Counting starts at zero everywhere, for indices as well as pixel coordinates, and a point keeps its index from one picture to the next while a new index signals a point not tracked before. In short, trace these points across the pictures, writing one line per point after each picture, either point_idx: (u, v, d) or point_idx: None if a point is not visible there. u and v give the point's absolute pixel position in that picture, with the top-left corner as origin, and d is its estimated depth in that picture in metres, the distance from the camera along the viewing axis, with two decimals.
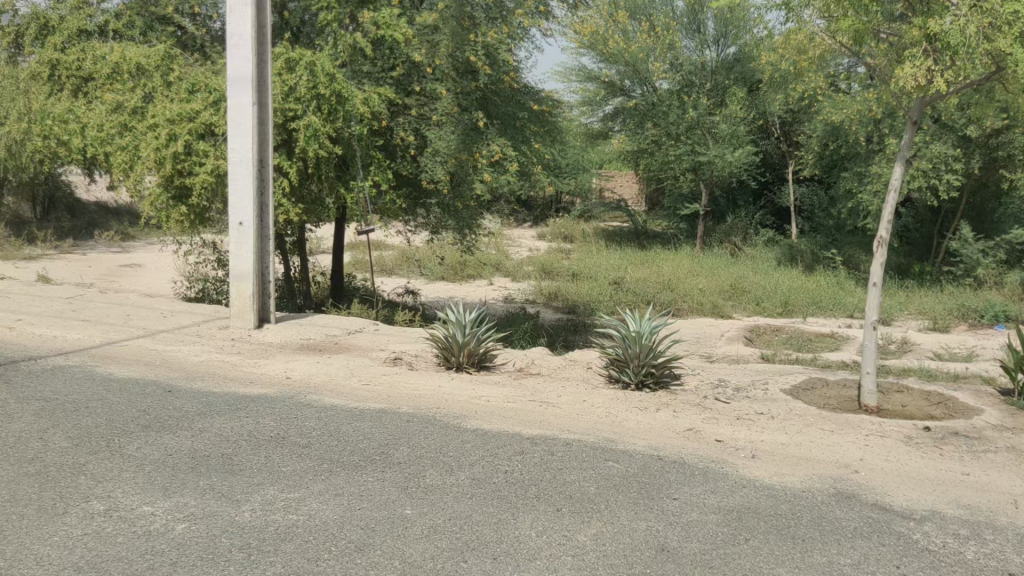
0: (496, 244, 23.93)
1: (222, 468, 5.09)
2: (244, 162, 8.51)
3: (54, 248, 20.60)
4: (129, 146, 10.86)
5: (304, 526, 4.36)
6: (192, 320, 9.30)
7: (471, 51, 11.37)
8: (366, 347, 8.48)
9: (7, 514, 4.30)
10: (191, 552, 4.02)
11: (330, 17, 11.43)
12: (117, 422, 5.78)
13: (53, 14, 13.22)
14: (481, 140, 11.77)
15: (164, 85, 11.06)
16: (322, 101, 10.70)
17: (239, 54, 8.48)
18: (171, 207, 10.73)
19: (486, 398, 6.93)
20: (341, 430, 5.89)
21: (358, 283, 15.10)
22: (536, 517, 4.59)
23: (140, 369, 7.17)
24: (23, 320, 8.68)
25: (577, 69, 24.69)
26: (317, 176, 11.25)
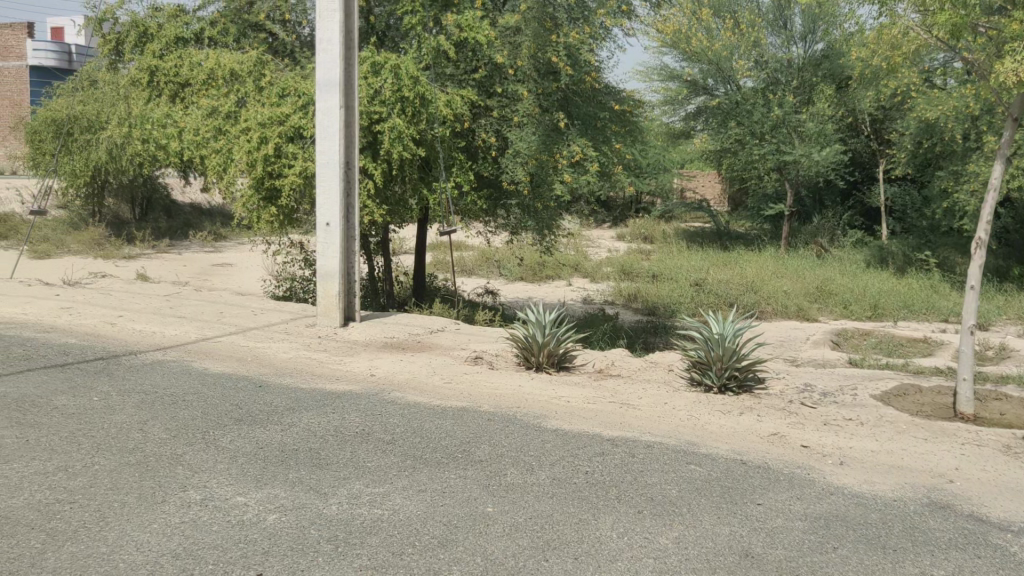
0: (575, 244, 23.91)
1: (310, 462, 5.24)
2: (332, 164, 8.72)
3: (151, 247, 21.48)
4: (222, 149, 11.27)
5: (388, 520, 4.46)
6: (281, 318, 9.58)
7: (553, 52, 11.42)
8: (448, 346, 8.59)
9: (110, 501, 4.52)
10: (282, 542, 4.16)
11: (415, 21, 11.67)
12: (212, 415, 6.01)
13: (152, 22, 13.79)
14: (562, 141, 11.82)
15: (256, 89, 11.42)
16: (407, 104, 10.90)
17: (328, 59, 8.70)
18: (262, 207, 11.06)
19: (567, 399, 6.94)
20: (424, 428, 5.98)
21: (439, 283, 15.28)
22: (617, 519, 4.58)
23: (233, 365, 7.43)
24: (124, 316, 9.09)
25: (660, 69, 24.36)
26: (401, 177, 11.44)
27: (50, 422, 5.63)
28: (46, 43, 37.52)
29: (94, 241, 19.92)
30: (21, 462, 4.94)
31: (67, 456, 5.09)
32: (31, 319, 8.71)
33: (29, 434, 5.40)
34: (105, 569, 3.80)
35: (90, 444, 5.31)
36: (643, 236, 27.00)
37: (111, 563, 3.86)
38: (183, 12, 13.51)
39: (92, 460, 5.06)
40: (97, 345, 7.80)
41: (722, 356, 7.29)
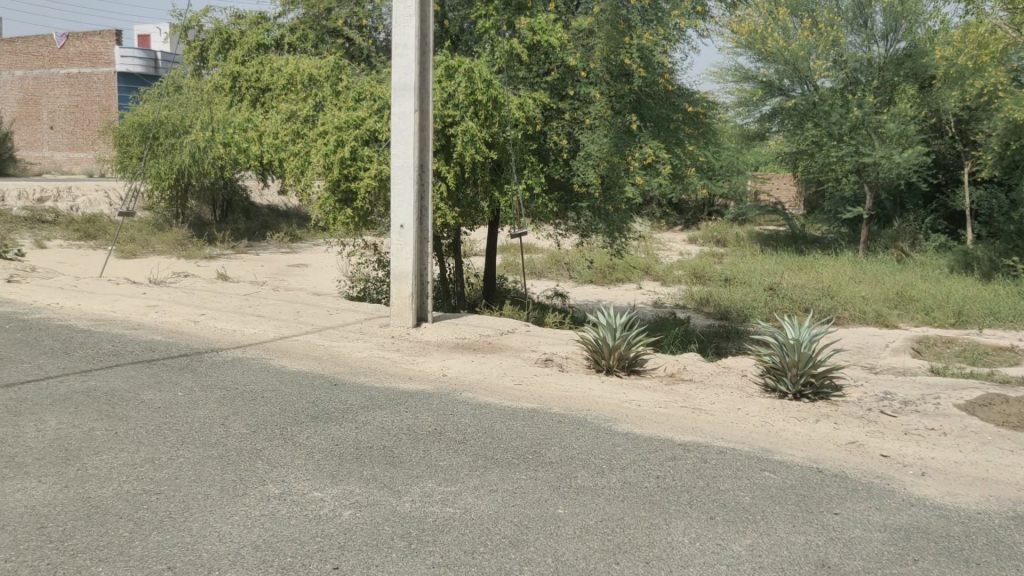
0: (646, 247, 23.72)
1: (384, 459, 5.33)
2: (406, 167, 8.86)
3: (231, 247, 22.11)
4: (300, 153, 11.53)
5: (460, 519, 4.51)
6: (356, 318, 9.76)
7: (626, 54, 11.38)
8: (519, 348, 8.64)
9: (194, 493, 4.68)
10: (357, 537, 4.25)
11: (488, 24, 11.77)
12: (289, 411, 6.17)
13: (234, 30, 14.30)
14: (634, 142, 11.78)
15: (333, 94, 11.64)
16: (480, 107, 11.02)
17: (403, 63, 8.82)
18: (337, 210, 11.25)
19: (638, 402, 6.91)
20: (495, 428, 6.03)
21: (509, 285, 15.36)
22: (689, 524, 4.54)
23: (310, 363, 7.62)
24: (206, 314, 9.39)
25: (734, 69, 24.12)
26: (473, 180, 11.53)
27: (137, 416, 5.86)
28: (133, 50, 38.95)
29: (178, 242, 20.60)
30: (111, 453, 5.15)
31: (153, 448, 5.29)
32: (120, 316, 9.06)
33: (118, 426, 5.63)
34: (189, 558, 3.94)
35: (175, 437, 5.51)
36: (716, 239, 26.67)
37: (195, 553, 4.00)
38: (264, 18, 13.87)
39: (177, 452, 5.25)
40: (181, 342, 8.08)
41: (797, 362, 7.17)
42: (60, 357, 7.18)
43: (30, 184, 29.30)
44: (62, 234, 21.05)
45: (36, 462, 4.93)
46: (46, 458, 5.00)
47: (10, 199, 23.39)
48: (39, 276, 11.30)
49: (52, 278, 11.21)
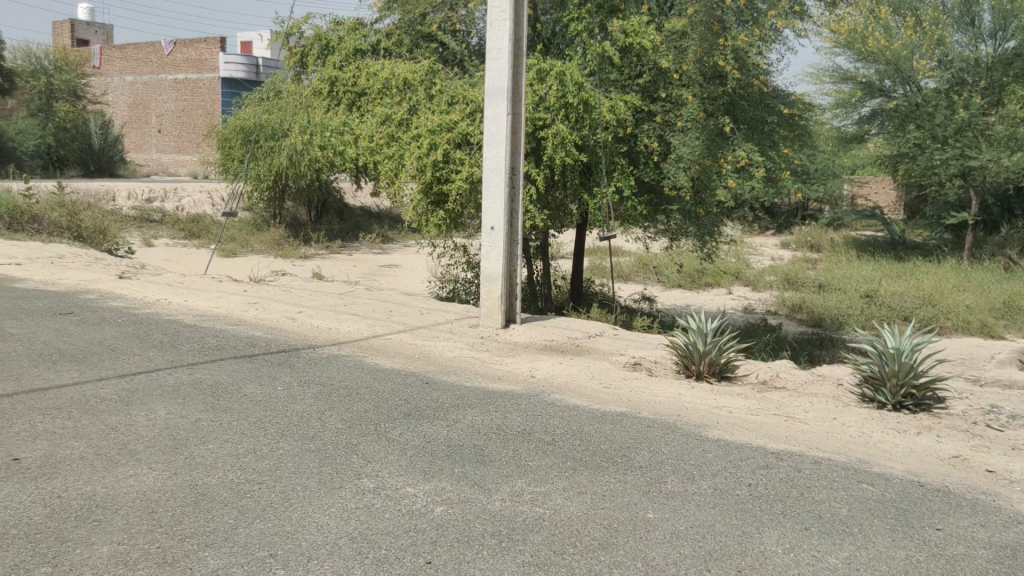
0: (736, 252, 23.29)
1: (475, 458, 5.41)
2: (498, 171, 8.94)
3: (326, 247, 22.70)
4: (394, 155, 11.77)
5: (550, 519, 4.54)
6: (446, 319, 9.90)
7: (721, 56, 11.23)
8: (607, 351, 8.62)
9: (293, 484, 4.85)
10: (449, 533, 4.33)
11: (581, 28, 11.80)
12: (382, 408, 6.33)
13: (334, 36, 14.79)
14: (727, 145, 11.61)
15: (427, 98, 11.83)
16: (571, 110, 11.04)
17: (497, 68, 8.90)
18: (430, 211, 11.48)
19: (729, 409, 6.81)
20: (584, 430, 6.05)
21: (597, 288, 15.32)
22: (783, 534, 4.47)
23: (402, 361, 7.78)
24: (303, 312, 9.69)
25: (832, 69, 23.62)
26: (562, 183, 11.57)
27: (239, 408, 6.10)
28: (236, 56, 40.25)
29: (274, 241, 21.28)
30: (216, 443, 5.38)
31: (255, 440, 5.50)
32: (223, 312, 9.44)
33: (222, 418, 5.87)
34: (290, 546, 4.09)
35: (275, 430, 5.71)
36: (809, 244, 25.99)
37: (295, 542, 4.14)
38: (362, 25, 14.25)
39: (277, 444, 5.44)
40: (280, 338, 8.36)
41: (897, 373, 6.94)
42: (169, 350, 7.53)
43: (139, 185, 30.77)
44: (168, 232, 22.05)
45: (147, 449, 5.19)
46: (156, 446, 5.25)
47: (120, 199, 24.59)
48: (149, 272, 11.83)
49: (161, 274, 11.78)
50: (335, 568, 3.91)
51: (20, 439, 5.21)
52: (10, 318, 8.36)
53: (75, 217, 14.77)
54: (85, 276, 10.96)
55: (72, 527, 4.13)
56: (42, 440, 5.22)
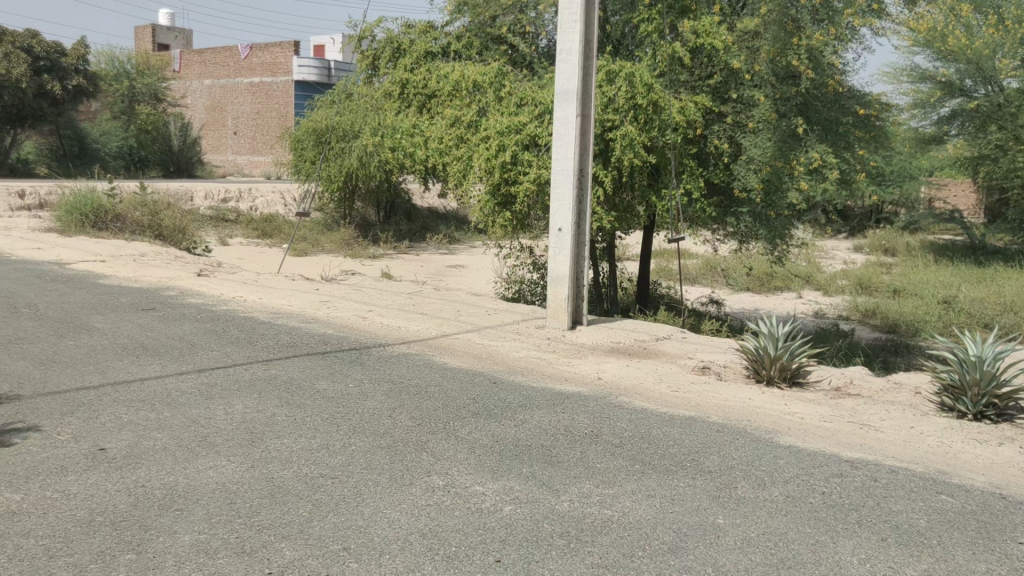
0: (807, 255, 22.84)
1: (543, 458, 5.43)
2: (567, 172, 8.93)
3: (394, 247, 23.01)
4: (462, 157, 11.91)
5: (619, 521, 4.53)
6: (513, 319, 9.94)
7: (794, 55, 11.03)
8: (675, 354, 8.54)
9: (366, 480, 4.94)
10: (518, 533, 4.36)
11: (651, 29, 11.75)
12: (451, 406, 6.40)
13: (406, 39, 15.30)
14: (800, 147, 11.39)
15: (496, 99, 11.89)
16: (640, 111, 10.97)
17: (566, 70, 8.90)
18: (497, 212, 11.55)
19: (800, 415, 6.68)
20: (652, 433, 6.01)
21: (664, 290, 15.22)
22: (858, 544, 4.37)
23: (469, 361, 7.85)
24: (373, 311, 9.84)
25: (909, 69, 23.02)
26: (630, 185, 11.49)
27: (313, 404, 6.24)
28: (309, 60, 41.07)
29: (344, 242, 21.67)
30: (291, 438, 5.51)
31: (329, 436, 5.61)
32: (296, 310, 9.66)
33: (296, 413, 6.01)
34: (362, 540, 4.17)
35: (347, 426, 5.83)
36: (884, 248, 25.30)
37: (367, 536, 4.22)
38: (433, 28, 14.59)
39: (349, 440, 5.55)
40: (350, 336, 8.51)
41: (978, 382, 6.72)
42: (245, 347, 7.73)
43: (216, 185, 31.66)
44: (243, 232, 22.63)
45: (226, 442, 5.34)
46: (234, 439, 5.41)
47: (198, 199, 25.35)
48: (225, 271, 12.17)
49: (236, 272, 12.10)
50: (407, 564, 3.96)
51: (107, 429, 5.43)
52: (97, 313, 8.70)
53: (156, 216, 15.21)
54: (165, 274, 11.33)
55: (156, 515, 4.27)
56: (127, 431, 5.42)
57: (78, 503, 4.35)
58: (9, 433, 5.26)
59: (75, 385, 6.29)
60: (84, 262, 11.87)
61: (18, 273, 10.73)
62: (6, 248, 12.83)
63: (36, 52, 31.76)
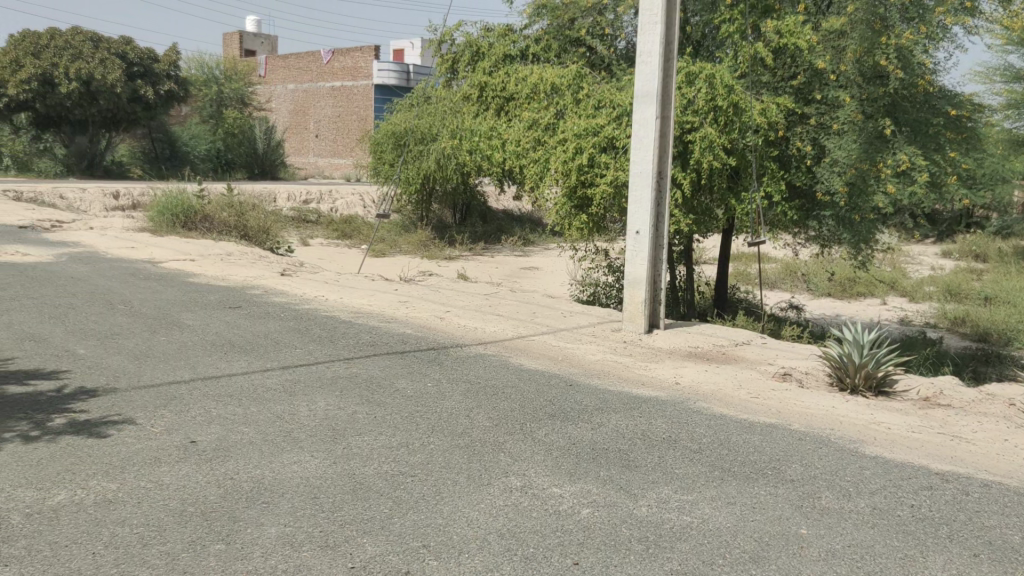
0: (892, 260, 22.21)
1: (621, 462, 5.40)
2: (646, 174, 8.85)
3: (469, 249, 23.23)
4: (539, 160, 11.96)
5: (698, 528, 4.48)
6: (589, 322, 9.91)
7: (882, 55, 10.73)
8: (755, 360, 8.40)
9: (445, 479, 5.00)
10: (597, 536, 4.35)
11: (733, 29, 11.62)
12: (528, 408, 6.42)
13: (485, 42, 15.44)
14: (887, 149, 11.04)
15: (574, 102, 11.88)
16: (720, 113, 10.82)
17: (647, 71, 8.84)
18: (574, 214, 11.55)
19: (887, 425, 6.49)
20: (732, 440, 5.92)
21: (742, 294, 14.98)
22: (949, 560, 4.23)
23: (546, 363, 7.86)
24: (450, 311, 9.95)
25: (1003, 68, 22.22)
26: (709, 187, 11.34)
27: (392, 402, 6.35)
28: (389, 64, 41.74)
29: (421, 243, 21.99)
30: (371, 435, 5.61)
31: (408, 434, 5.70)
32: (376, 309, 9.83)
33: (377, 411, 6.13)
34: (442, 539, 4.22)
35: (425, 424, 5.91)
36: (974, 253, 24.42)
37: (446, 535, 4.27)
38: (512, 31, 14.69)
39: (428, 439, 5.63)
40: (428, 336, 8.62)
41: None
42: (327, 345, 7.91)
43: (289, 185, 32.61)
44: (323, 232, 23.16)
45: (309, 438, 5.47)
46: (317, 435, 5.54)
47: (281, 200, 26.04)
48: (308, 270, 12.46)
49: (318, 272, 12.39)
50: (485, 564, 3.99)
51: (197, 422, 5.62)
52: (187, 310, 9.00)
53: (242, 217, 15.75)
54: (250, 273, 11.66)
55: (243, 508, 4.40)
56: (216, 424, 5.61)
57: (170, 494, 4.51)
58: (106, 424, 5.50)
59: (167, 379, 6.54)
60: (175, 261, 12.30)
61: (114, 271, 11.19)
62: (103, 246, 13.41)
63: (131, 59, 33.07)
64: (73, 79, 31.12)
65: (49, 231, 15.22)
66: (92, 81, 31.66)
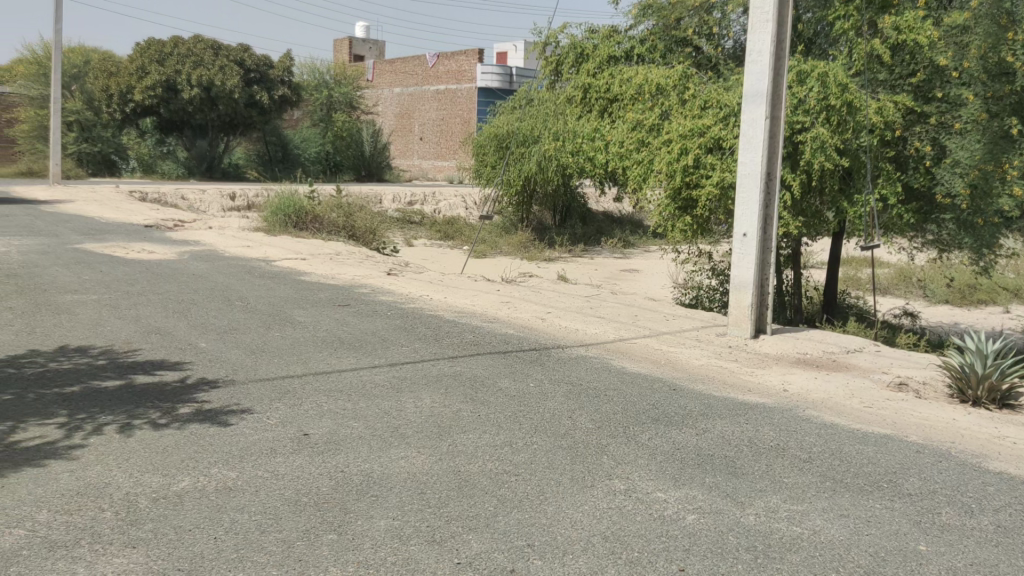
0: (1017, 266, 20.99)
1: (727, 469, 5.29)
2: (755, 176, 8.67)
3: (569, 250, 23.23)
4: (643, 161, 11.87)
5: (809, 540, 4.35)
6: (693, 325, 9.76)
7: (1008, 51, 10.09)
8: (868, 368, 8.10)
9: (549, 479, 5.01)
10: (702, 543, 4.27)
11: (848, 26, 11.35)
12: (631, 411, 6.37)
13: (590, 44, 15.47)
14: (1014, 149, 10.38)
15: (679, 102, 11.73)
16: (832, 113, 10.52)
17: (756, 71, 8.63)
18: (678, 216, 11.41)
19: (1011, 440, 6.15)
20: (844, 450, 5.72)
21: (852, 300, 14.48)
22: None
23: (649, 366, 7.79)
24: (551, 313, 9.96)
25: None
26: (820, 189, 11.02)
27: (496, 401, 6.40)
28: (492, 66, 42.15)
29: (522, 245, 22.16)
30: (476, 433, 5.68)
31: (511, 433, 5.74)
32: (479, 310, 9.95)
33: (481, 409, 6.19)
34: (546, 539, 4.23)
35: (529, 424, 5.94)
36: None
37: (550, 535, 4.28)
38: (616, 32, 14.73)
39: (531, 439, 5.65)
40: (530, 336, 8.67)
41: None
42: (433, 343, 8.04)
43: (366, 186, 33.85)
44: (426, 234, 23.59)
45: (415, 434, 5.58)
46: (423, 432, 5.64)
47: (386, 201, 26.71)
48: (413, 270, 12.72)
49: (423, 272, 12.63)
50: (589, 565, 3.99)
51: (309, 416, 5.80)
52: (299, 307, 9.32)
53: (350, 219, 16.38)
54: (359, 272, 11.98)
55: (353, 500, 4.52)
56: (327, 418, 5.78)
57: (285, 484, 4.68)
58: (227, 413, 5.75)
59: (282, 373, 6.79)
60: (288, 260, 12.75)
61: (231, 269, 11.67)
62: (222, 245, 14.04)
63: (247, 65, 34.32)
64: (194, 85, 32.78)
65: (172, 230, 16.05)
66: (211, 86, 33.21)
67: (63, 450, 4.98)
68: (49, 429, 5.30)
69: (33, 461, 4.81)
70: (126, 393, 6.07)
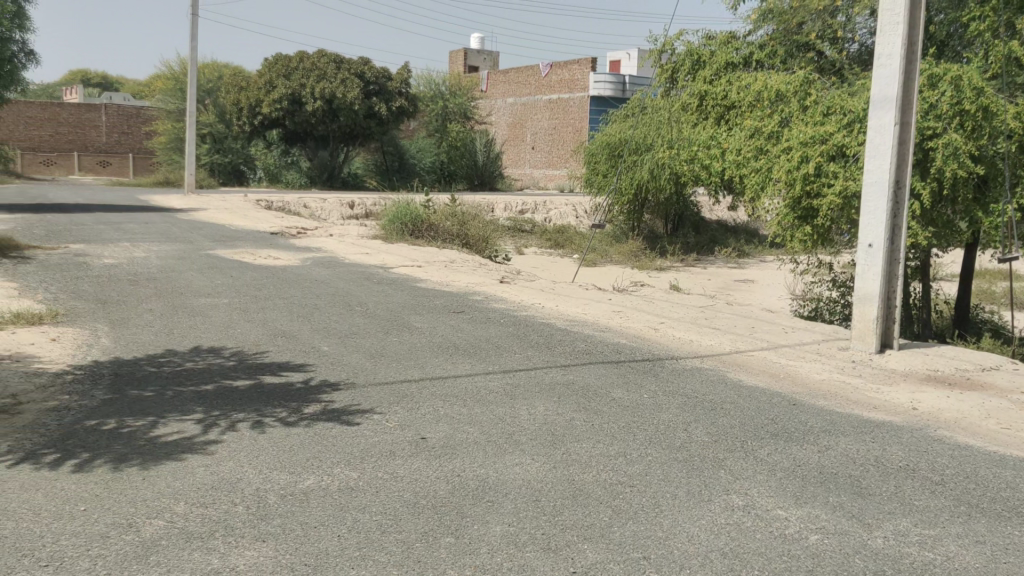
0: None
1: (852, 489, 5.09)
2: (880, 184, 8.35)
3: (681, 259, 22.92)
4: (761, 169, 11.61)
5: (942, 566, 4.13)
6: (813, 338, 9.45)
7: None
8: (1006, 387, 7.62)
9: (665, 492, 4.93)
10: (827, 564, 4.12)
11: (984, 27, 10.82)
12: (749, 426, 6.20)
13: (707, 50, 15.35)
14: None
15: (800, 109, 11.39)
16: (967, 118, 10.01)
17: (885, 75, 8.29)
18: (797, 226, 11.07)
19: None
20: (980, 474, 5.41)
21: (986, 315, 13.72)
22: None
23: (767, 380, 7.58)
24: (665, 323, 9.83)
25: None
26: (953, 198, 10.43)
27: (609, 411, 6.36)
28: (605, 75, 42.02)
29: (633, 254, 22.02)
30: (589, 443, 5.66)
31: (625, 444, 5.69)
32: (591, 318, 9.94)
33: (594, 419, 6.16)
34: (663, 552, 4.17)
35: (643, 436, 5.87)
36: None
37: (667, 548, 4.21)
38: (734, 39, 14.59)
39: (646, 450, 5.59)
40: (644, 346, 8.59)
41: None
42: (546, 351, 8.06)
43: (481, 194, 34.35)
44: (538, 242, 23.72)
45: (530, 441, 5.61)
46: (538, 439, 5.66)
47: (498, 210, 27.15)
48: (525, 278, 12.83)
49: (536, 280, 12.71)
50: None
51: (426, 420, 5.92)
52: (416, 313, 9.53)
53: (464, 227, 16.67)
54: (474, 280, 12.18)
55: (470, 505, 4.58)
56: (443, 423, 5.87)
57: (404, 486, 4.78)
58: (349, 414, 5.94)
59: (400, 377, 6.95)
60: (404, 267, 13.08)
61: (352, 275, 12.08)
62: (342, 252, 14.54)
63: (368, 78, 35.16)
64: (318, 98, 34.07)
65: (297, 237, 16.74)
66: (333, 99, 34.36)
67: (200, 446, 5.23)
68: (187, 425, 5.59)
69: (172, 454, 5.08)
70: (255, 393, 6.34)
